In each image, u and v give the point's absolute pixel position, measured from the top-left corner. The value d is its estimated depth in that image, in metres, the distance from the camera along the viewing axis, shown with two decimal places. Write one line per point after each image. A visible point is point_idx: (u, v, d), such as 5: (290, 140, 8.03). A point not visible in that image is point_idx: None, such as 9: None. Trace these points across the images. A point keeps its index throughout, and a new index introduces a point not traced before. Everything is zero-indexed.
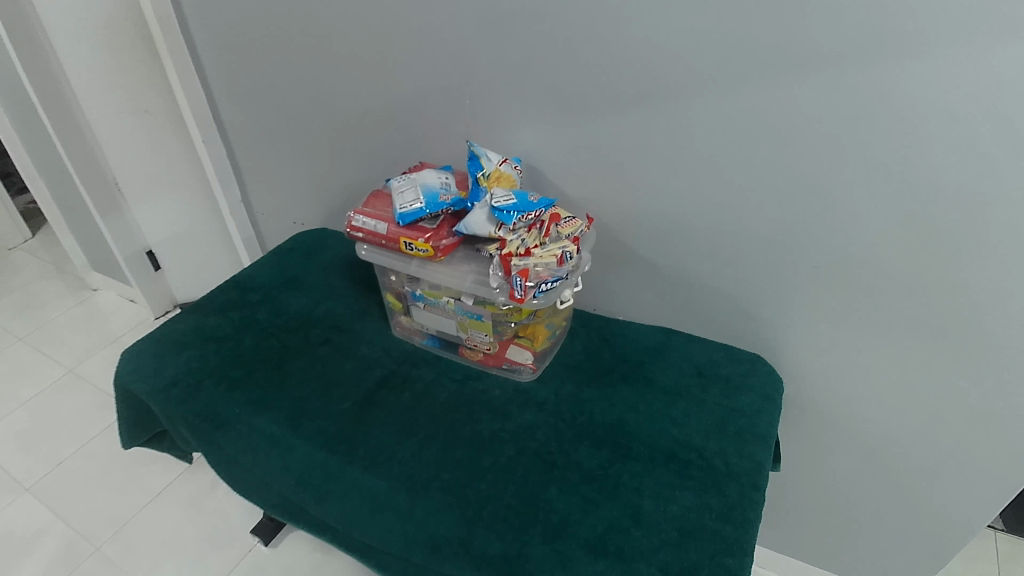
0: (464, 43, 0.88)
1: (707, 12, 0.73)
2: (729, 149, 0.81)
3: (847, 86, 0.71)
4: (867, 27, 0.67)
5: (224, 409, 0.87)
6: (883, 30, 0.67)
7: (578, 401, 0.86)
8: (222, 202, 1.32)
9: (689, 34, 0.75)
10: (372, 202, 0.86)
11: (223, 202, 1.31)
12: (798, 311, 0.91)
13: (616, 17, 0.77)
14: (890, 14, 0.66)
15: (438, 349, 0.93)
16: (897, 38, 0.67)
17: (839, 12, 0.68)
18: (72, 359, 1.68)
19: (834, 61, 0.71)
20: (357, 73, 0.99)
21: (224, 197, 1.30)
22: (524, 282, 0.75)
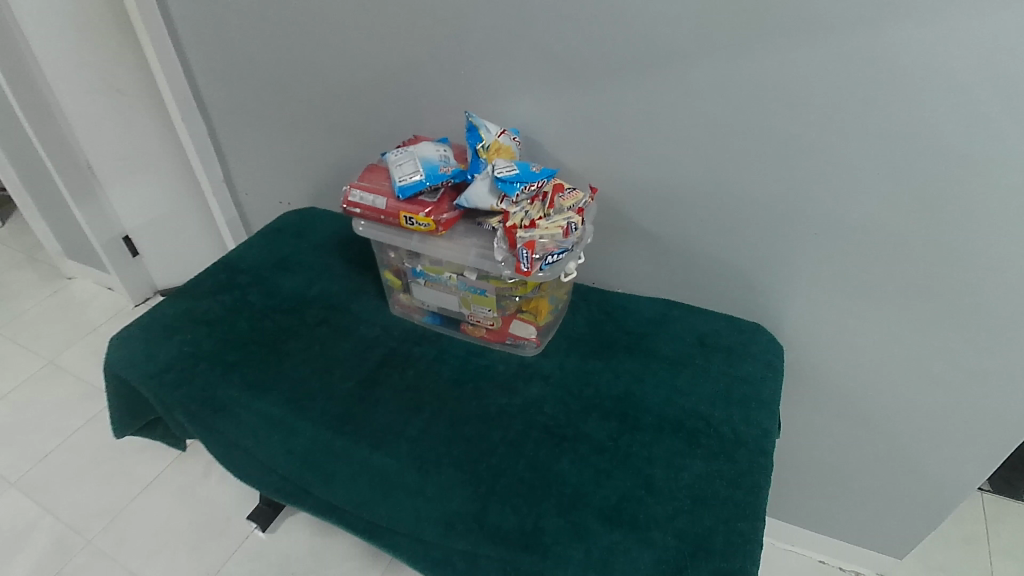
0: (456, 10, 0.85)
1: None
2: (732, 116, 0.80)
3: (853, 48, 0.70)
4: None
5: (221, 394, 0.85)
6: None
7: (583, 374, 0.86)
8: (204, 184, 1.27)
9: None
10: (368, 176, 0.84)
11: (205, 183, 1.26)
12: (800, 278, 0.91)
13: None
14: None
15: (439, 326, 0.92)
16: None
17: None
18: (51, 350, 1.63)
19: (839, 23, 0.69)
20: (343, 44, 0.96)
21: (206, 178, 1.25)
22: (531, 254, 0.73)
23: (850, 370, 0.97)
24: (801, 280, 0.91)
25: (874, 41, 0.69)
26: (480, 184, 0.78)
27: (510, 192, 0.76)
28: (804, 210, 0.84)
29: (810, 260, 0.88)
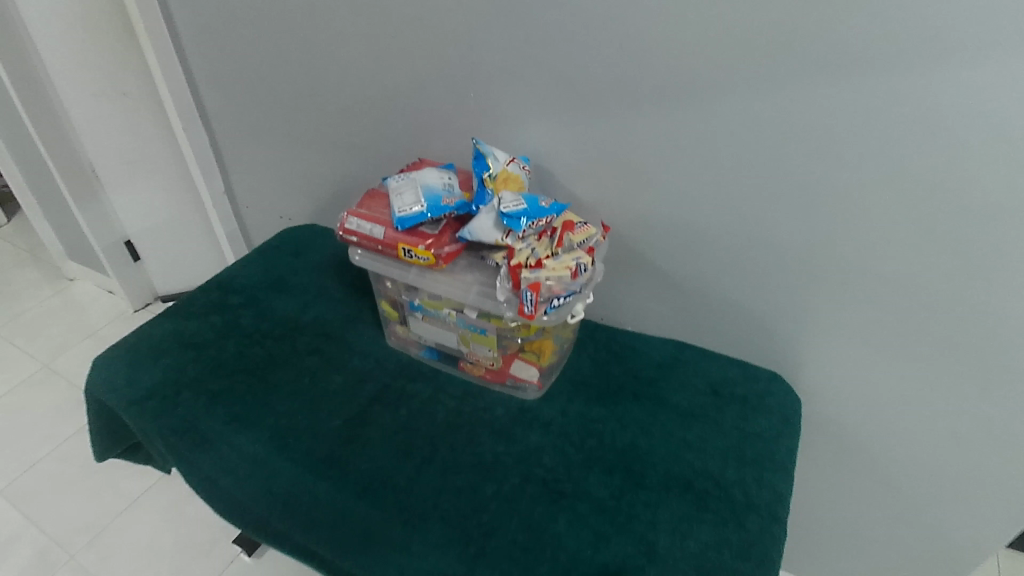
0: (468, 30, 0.80)
1: (741, 6, 0.65)
2: (757, 157, 0.74)
3: (894, 91, 0.64)
4: (921, 29, 0.60)
5: (204, 427, 0.80)
6: (939, 34, 0.60)
7: (586, 422, 0.80)
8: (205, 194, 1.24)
9: (719, 30, 0.68)
10: (367, 203, 0.79)
11: (206, 194, 1.23)
12: (822, 329, 0.85)
13: (639, 10, 0.70)
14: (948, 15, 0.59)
15: (436, 362, 0.87)
16: (954, 43, 0.60)
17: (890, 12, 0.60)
18: (48, 354, 1.60)
19: (881, 62, 0.63)
20: (350, 60, 0.91)
21: (207, 189, 1.22)
22: (535, 297, 0.68)
23: (868, 422, 0.91)
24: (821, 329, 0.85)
25: (918, 83, 0.63)
26: (484, 218, 0.73)
27: (516, 228, 0.71)
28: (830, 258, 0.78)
29: (833, 310, 0.82)
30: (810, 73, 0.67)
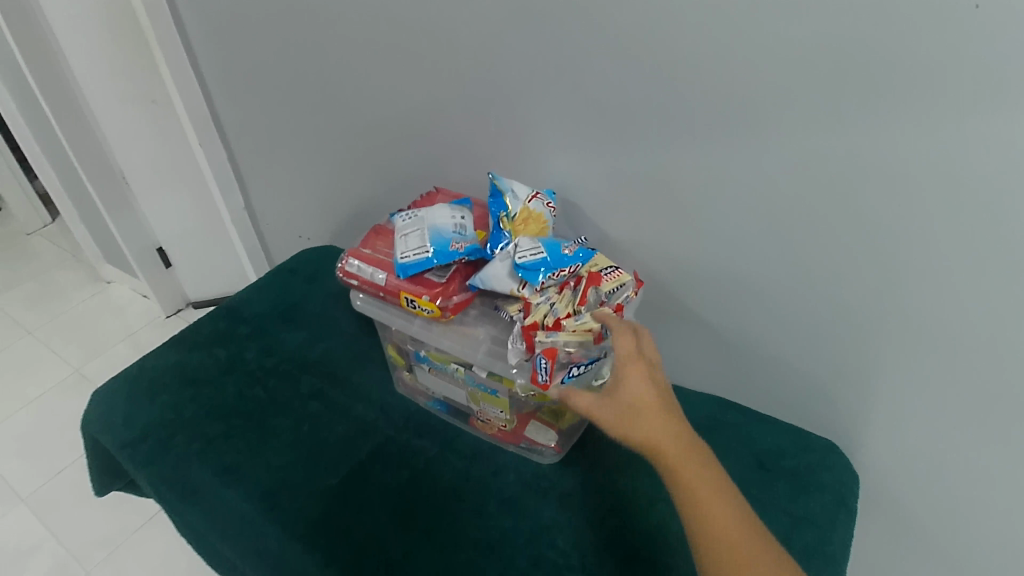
0: (488, 48, 0.71)
1: (799, 30, 0.54)
2: (816, 204, 0.63)
3: (992, 136, 0.52)
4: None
5: (195, 477, 0.75)
6: None
7: (609, 496, 0.71)
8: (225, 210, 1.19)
9: (772, 57, 0.56)
10: (372, 242, 0.72)
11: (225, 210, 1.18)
12: (887, 403, 0.72)
13: (677, 31, 0.59)
14: None
15: (446, 415, 0.80)
16: None
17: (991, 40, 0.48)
18: (80, 358, 1.59)
19: (986, 98, 0.51)
20: (364, 76, 0.84)
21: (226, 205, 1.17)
22: (551, 365, 0.59)
23: (944, 526, 0.76)
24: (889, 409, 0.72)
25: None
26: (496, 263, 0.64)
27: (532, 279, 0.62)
28: (905, 326, 0.65)
29: (905, 385, 0.69)
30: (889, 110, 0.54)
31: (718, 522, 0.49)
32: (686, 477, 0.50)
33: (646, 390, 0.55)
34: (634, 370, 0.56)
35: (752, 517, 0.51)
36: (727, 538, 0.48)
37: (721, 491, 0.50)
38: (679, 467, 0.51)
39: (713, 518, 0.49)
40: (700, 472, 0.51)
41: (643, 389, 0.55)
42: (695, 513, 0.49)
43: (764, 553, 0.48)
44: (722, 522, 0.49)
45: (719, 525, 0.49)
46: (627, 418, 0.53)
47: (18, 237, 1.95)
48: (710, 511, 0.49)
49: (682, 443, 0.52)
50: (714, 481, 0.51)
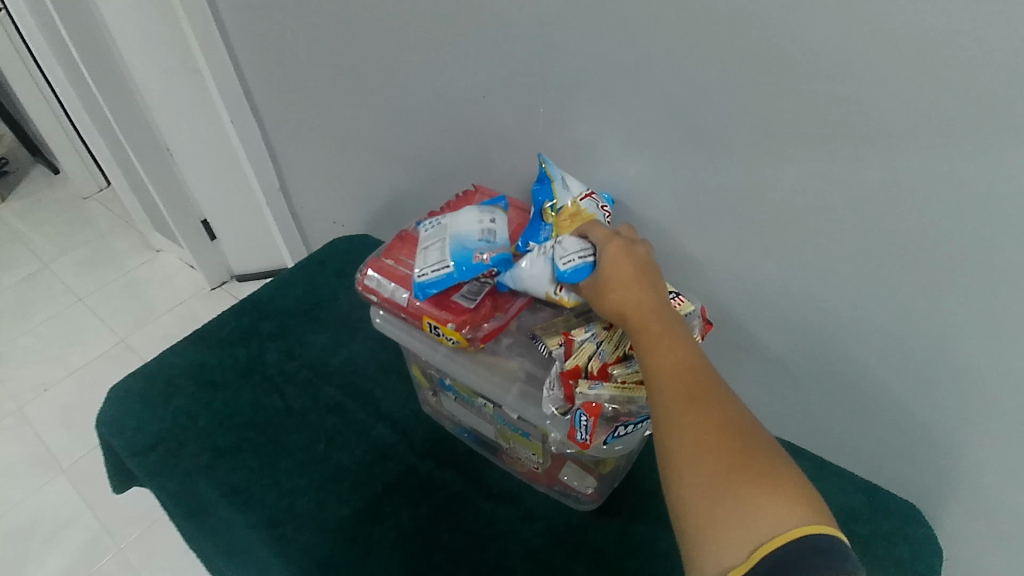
0: (537, 29, 0.60)
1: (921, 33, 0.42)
2: (926, 247, 0.50)
3: None
4: None
5: (201, 493, 0.69)
6: None
7: (649, 557, 0.62)
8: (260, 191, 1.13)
9: (882, 67, 0.44)
10: (396, 252, 0.63)
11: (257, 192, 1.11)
12: (986, 480, 0.60)
13: (761, 26, 0.47)
14: None
15: (474, 444, 0.72)
16: None
17: None
18: (125, 328, 1.58)
19: None
20: (397, 58, 0.75)
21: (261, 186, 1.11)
22: (593, 426, 0.49)
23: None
24: (999, 485, 0.59)
25: None
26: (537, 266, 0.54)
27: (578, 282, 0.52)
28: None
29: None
30: None
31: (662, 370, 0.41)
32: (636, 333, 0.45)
33: (612, 262, 0.49)
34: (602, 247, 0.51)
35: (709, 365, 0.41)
36: (665, 382, 0.41)
37: (670, 341, 0.43)
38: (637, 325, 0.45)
39: (655, 365, 0.42)
40: (653, 329, 0.44)
41: (608, 261, 0.50)
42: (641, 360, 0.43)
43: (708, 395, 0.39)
44: (660, 369, 0.41)
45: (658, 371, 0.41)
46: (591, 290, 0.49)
47: (76, 201, 1.97)
48: (655, 360, 0.42)
49: (646, 305, 0.46)
50: (667, 333, 0.43)
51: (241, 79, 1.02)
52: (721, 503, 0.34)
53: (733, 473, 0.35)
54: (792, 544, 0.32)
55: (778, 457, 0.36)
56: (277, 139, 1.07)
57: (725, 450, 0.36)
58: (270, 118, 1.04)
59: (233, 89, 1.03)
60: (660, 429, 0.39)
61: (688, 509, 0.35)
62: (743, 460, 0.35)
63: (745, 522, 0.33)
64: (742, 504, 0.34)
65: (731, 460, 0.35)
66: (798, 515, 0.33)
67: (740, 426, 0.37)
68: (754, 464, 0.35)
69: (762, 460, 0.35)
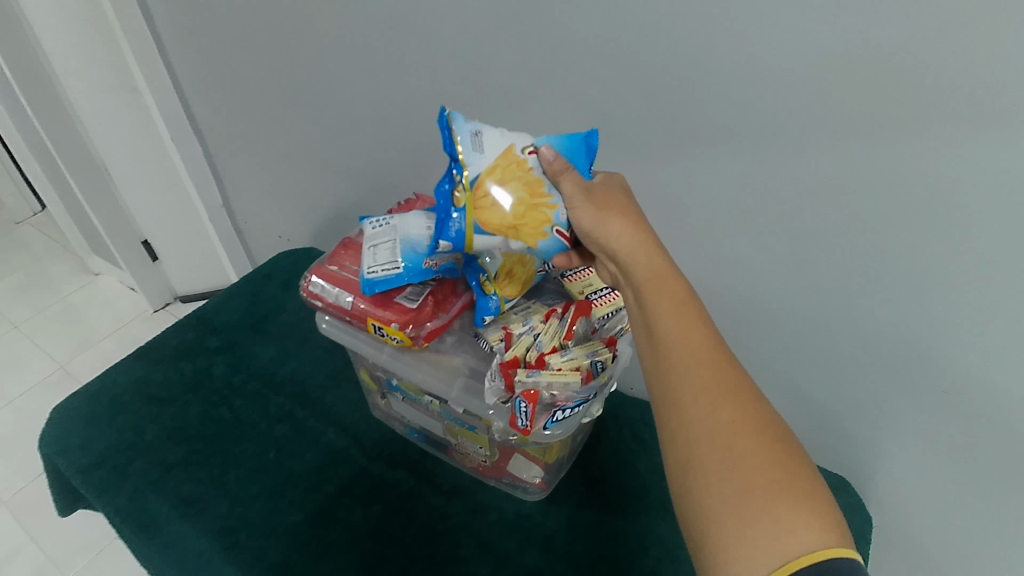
0: (470, 41, 0.64)
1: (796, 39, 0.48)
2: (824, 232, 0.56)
3: (1008, 156, 0.46)
4: None
5: (151, 508, 0.69)
6: None
7: (595, 538, 0.65)
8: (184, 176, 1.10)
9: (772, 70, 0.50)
10: (340, 258, 0.65)
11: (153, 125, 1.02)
12: (895, 441, 0.66)
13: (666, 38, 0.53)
14: None
15: (424, 444, 0.74)
16: None
17: (1003, 54, 0.42)
18: (65, 354, 1.53)
19: (1000, 118, 0.45)
20: (336, 73, 0.78)
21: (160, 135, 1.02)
22: (532, 410, 0.51)
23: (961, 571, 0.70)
24: (905, 443, 0.65)
25: None
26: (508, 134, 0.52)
27: (576, 169, 0.50)
28: (918, 361, 0.59)
29: (924, 425, 0.62)
30: (927, 121, 0.47)
31: (687, 345, 0.42)
32: (655, 298, 0.45)
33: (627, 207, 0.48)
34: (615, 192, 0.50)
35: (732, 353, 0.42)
36: (697, 373, 0.41)
37: (694, 314, 0.43)
38: (654, 283, 0.45)
39: (679, 339, 0.42)
40: (678, 305, 0.44)
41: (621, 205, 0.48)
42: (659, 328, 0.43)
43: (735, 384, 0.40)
44: (686, 344, 0.42)
45: (682, 344, 0.42)
46: (592, 215, 0.48)
47: (8, 225, 1.90)
48: (679, 331, 0.43)
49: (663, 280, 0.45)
50: (689, 305, 0.44)
51: (181, 95, 1.03)
52: (750, 518, 0.35)
53: (762, 472, 0.36)
54: (824, 565, 0.33)
55: (807, 471, 0.37)
56: (220, 154, 1.07)
57: (759, 461, 0.37)
58: (213, 134, 1.05)
59: (173, 107, 1.04)
60: (688, 421, 0.40)
61: (713, 517, 0.36)
62: (774, 474, 0.36)
63: (774, 538, 0.34)
64: (773, 513, 0.35)
65: (761, 472, 0.36)
66: (831, 532, 0.34)
67: (767, 426, 0.39)
68: (786, 480, 0.36)
69: (792, 473, 0.37)
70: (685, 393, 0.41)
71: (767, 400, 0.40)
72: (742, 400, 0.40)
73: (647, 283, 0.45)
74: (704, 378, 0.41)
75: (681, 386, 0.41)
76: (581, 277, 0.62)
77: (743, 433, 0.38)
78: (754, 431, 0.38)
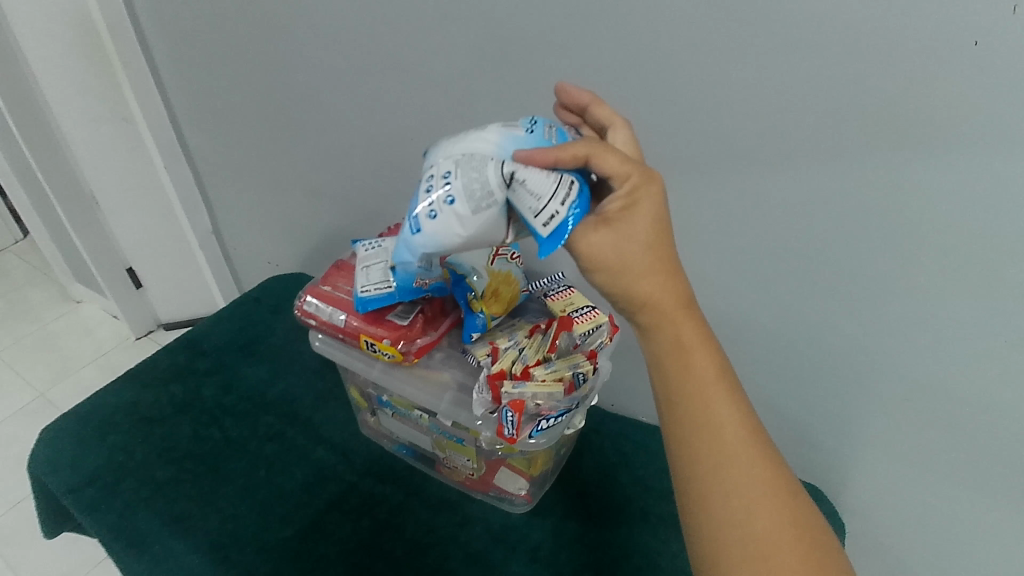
0: (457, 74, 0.68)
1: (755, 72, 0.53)
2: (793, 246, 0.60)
3: (946, 179, 0.51)
4: (970, 108, 0.48)
5: (141, 525, 0.69)
6: (995, 114, 0.47)
7: (579, 547, 0.68)
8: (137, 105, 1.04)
9: (736, 101, 0.55)
10: (334, 279, 0.68)
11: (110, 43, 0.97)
12: (864, 447, 0.70)
13: (639, 71, 0.58)
14: (1003, 95, 0.46)
15: (411, 459, 0.76)
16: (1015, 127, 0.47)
17: (934, 87, 0.48)
18: (44, 382, 1.52)
19: (936, 144, 0.50)
20: (327, 104, 0.82)
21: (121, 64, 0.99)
22: (518, 419, 0.55)
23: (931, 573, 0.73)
24: (871, 447, 0.69)
25: (975, 172, 0.50)
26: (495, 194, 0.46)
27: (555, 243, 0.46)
28: (878, 369, 0.63)
29: (886, 429, 0.67)
30: (876, 147, 0.52)
31: (723, 435, 0.42)
32: (685, 382, 0.43)
33: (660, 260, 0.43)
34: (643, 235, 0.42)
35: (764, 429, 0.43)
36: (741, 467, 0.41)
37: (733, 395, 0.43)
38: (684, 361, 0.43)
39: (713, 430, 0.42)
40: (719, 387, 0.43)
41: (650, 255, 0.43)
42: (689, 416, 0.42)
43: (773, 477, 0.41)
44: (727, 431, 0.42)
45: (717, 438, 0.42)
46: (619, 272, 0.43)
47: None
48: (714, 421, 0.42)
49: (700, 356, 0.43)
50: (728, 385, 0.43)
51: (174, 124, 1.06)
52: None
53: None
54: None
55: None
56: (211, 182, 1.10)
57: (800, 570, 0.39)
58: (205, 162, 1.08)
59: (166, 135, 1.07)
60: (733, 517, 0.40)
61: None
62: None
63: None
64: None
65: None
66: None
67: (804, 519, 0.41)
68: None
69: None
70: (719, 495, 0.41)
71: (797, 482, 0.43)
72: (782, 496, 0.41)
73: (674, 361, 0.43)
74: (743, 477, 0.41)
75: (722, 481, 0.41)
76: (562, 296, 0.65)
77: (788, 536, 0.40)
78: (794, 528, 0.41)
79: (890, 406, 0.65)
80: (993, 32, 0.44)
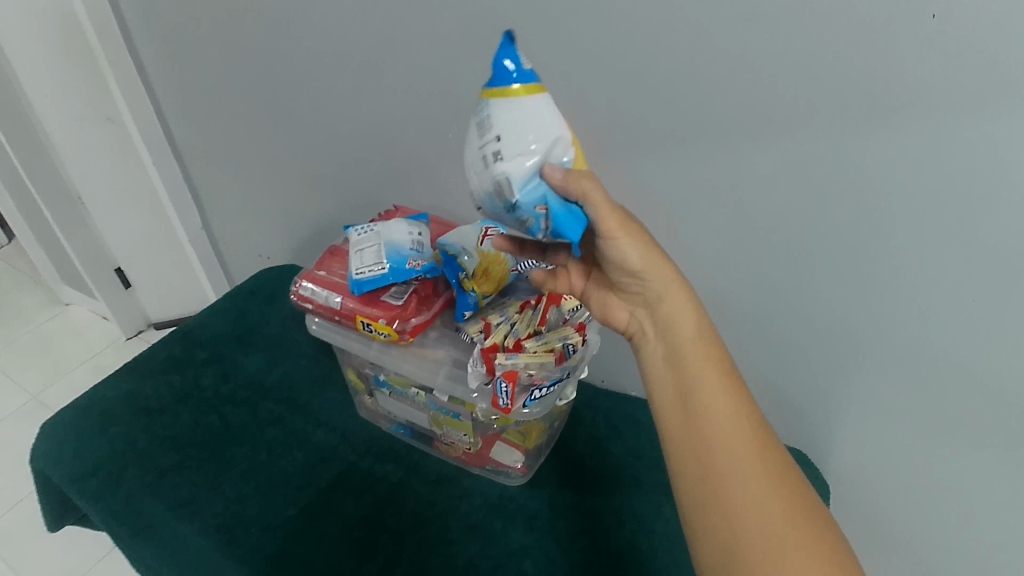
0: (443, 58, 0.70)
1: (730, 45, 0.55)
2: (770, 216, 0.63)
3: (912, 142, 0.53)
4: (933, 74, 0.50)
5: (146, 510, 0.71)
6: (955, 78, 0.50)
7: (575, 516, 0.70)
8: (121, 100, 1.04)
9: (713, 75, 0.57)
10: (328, 264, 0.70)
11: (93, 38, 0.97)
12: (845, 410, 0.73)
13: (620, 49, 0.60)
14: (962, 61, 0.49)
15: (409, 438, 0.79)
16: (975, 91, 0.49)
17: (899, 54, 0.50)
18: (37, 385, 1.52)
19: (901, 111, 0.53)
20: (314, 93, 0.83)
21: (107, 61, 0.99)
22: (512, 389, 0.57)
23: (913, 532, 0.76)
24: (851, 410, 0.72)
25: (940, 139, 0.52)
26: None
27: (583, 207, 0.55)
28: (857, 332, 0.66)
29: (865, 390, 0.70)
30: (847, 120, 0.55)
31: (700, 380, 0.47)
32: (699, 368, 0.47)
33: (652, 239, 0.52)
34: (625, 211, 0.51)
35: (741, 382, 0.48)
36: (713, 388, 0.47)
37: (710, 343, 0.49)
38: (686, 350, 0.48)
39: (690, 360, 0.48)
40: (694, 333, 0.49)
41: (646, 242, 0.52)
42: (699, 401, 0.46)
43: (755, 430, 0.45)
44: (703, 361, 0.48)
45: (729, 425, 0.45)
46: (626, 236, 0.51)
47: None
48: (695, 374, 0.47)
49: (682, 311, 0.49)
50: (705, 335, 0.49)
51: (162, 121, 1.07)
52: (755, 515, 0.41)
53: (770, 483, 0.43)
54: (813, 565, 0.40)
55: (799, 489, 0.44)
56: (200, 177, 1.11)
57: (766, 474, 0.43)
58: (194, 158, 1.09)
59: (153, 132, 1.08)
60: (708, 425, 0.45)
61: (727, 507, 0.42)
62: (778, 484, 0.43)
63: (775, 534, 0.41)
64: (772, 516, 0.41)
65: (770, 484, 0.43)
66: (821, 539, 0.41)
67: (807, 515, 0.42)
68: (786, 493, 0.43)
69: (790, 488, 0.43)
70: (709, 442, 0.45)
71: (801, 474, 0.44)
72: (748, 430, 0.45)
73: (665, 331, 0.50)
74: (730, 426, 0.45)
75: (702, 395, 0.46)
76: None
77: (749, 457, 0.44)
78: (801, 524, 0.42)
79: (869, 369, 0.68)
80: (949, 5, 0.47)
